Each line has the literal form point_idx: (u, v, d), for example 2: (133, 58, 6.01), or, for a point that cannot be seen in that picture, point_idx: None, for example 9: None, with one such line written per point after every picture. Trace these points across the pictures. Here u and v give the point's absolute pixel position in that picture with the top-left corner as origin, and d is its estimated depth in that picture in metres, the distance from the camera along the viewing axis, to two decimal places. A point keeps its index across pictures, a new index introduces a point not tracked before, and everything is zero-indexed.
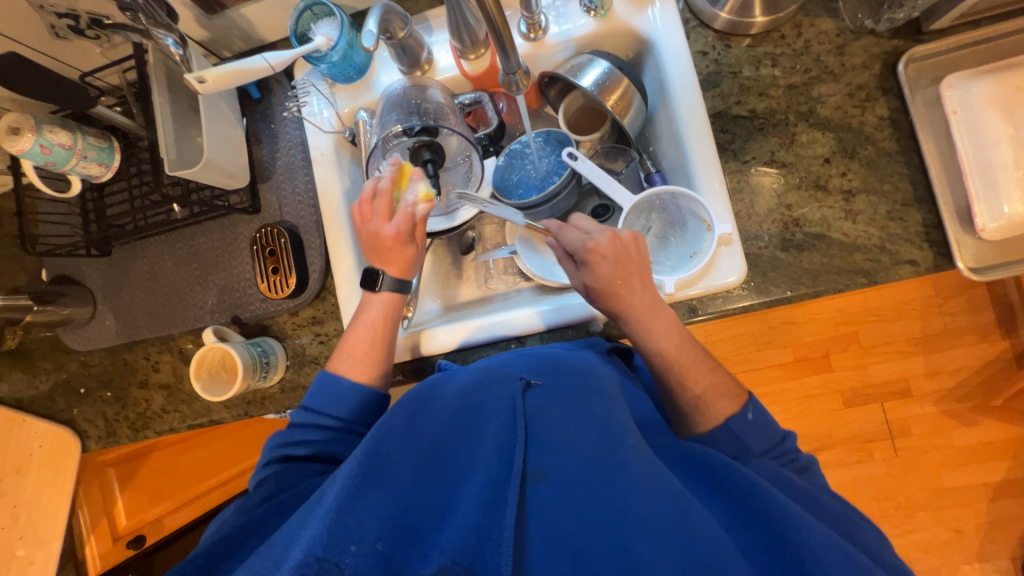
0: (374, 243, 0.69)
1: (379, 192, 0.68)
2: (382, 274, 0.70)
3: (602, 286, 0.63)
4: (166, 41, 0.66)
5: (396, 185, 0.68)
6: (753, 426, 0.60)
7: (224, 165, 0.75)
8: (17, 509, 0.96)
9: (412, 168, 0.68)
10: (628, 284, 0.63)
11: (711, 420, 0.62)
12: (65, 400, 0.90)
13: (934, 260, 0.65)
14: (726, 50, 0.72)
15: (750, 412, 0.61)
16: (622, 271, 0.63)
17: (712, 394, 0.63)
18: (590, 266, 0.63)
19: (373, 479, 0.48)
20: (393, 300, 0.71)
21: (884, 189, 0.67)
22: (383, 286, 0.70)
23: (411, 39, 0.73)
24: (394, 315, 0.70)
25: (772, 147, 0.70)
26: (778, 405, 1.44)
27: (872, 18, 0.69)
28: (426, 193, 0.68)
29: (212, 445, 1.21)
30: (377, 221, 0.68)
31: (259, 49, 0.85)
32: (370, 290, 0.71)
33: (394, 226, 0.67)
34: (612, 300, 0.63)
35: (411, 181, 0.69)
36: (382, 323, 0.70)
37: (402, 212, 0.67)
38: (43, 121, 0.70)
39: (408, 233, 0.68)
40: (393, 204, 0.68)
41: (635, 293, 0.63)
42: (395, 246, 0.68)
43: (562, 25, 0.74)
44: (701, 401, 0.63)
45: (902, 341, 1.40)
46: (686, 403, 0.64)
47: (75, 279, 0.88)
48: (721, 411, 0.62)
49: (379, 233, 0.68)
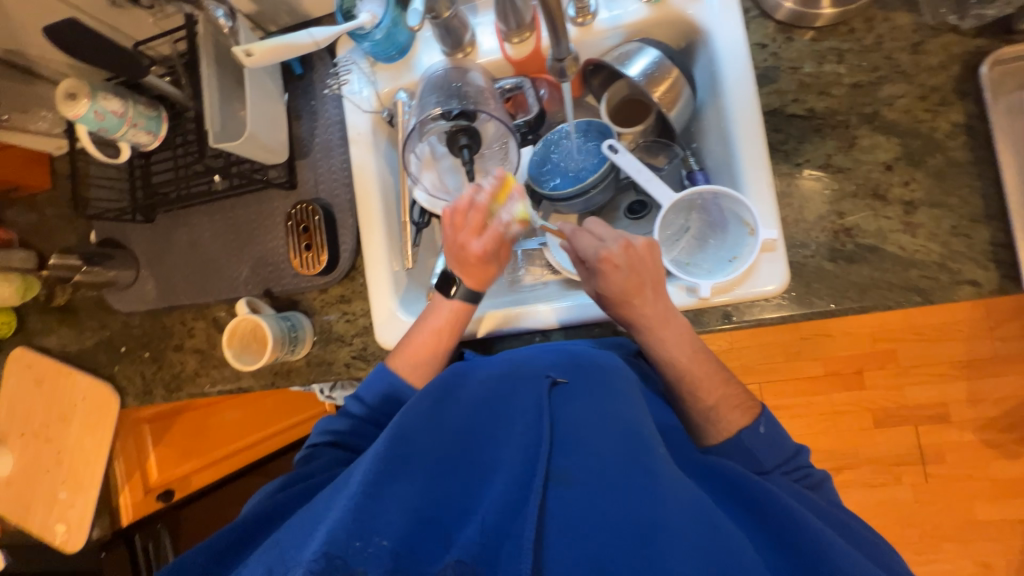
0: (459, 255, 0.69)
1: (477, 204, 0.68)
2: (459, 284, 0.70)
3: (615, 295, 0.63)
4: (216, 13, 0.67)
5: (494, 199, 0.69)
6: (765, 440, 0.58)
7: (265, 139, 0.76)
8: (61, 455, 1.04)
9: (514, 186, 0.69)
10: (642, 295, 0.62)
11: (722, 432, 0.60)
12: (107, 357, 0.95)
13: (999, 282, 0.60)
14: (787, 43, 0.68)
15: (762, 426, 0.58)
16: (635, 282, 0.62)
17: (724, 407, 0.61)
18: (601, 275, 0.63)
19: (398, 467, 0.48)
20: (465, 308, 0.70)
21: (950, 202, 0.62)
22: (457, 293, 0.70)
23: (456, 19, 0.72)
24: (460, 323, 0.70)
25: (828, 150, 0.65)
26: (804, 420, 1.39)
27: (955, 15, 0.63)
28: (523, 216, 0.70)
29: (240, 408, 1.30)
30: (467, 234, 0.69)
31: (304, 24, 0.85)
32: (443, 295, 0.70)
33: (484, 242, 0.69)
34: (624, 309, 0.63)
35: (508, 199, 0.70)
36: (448, 330, 0.70)
37: (493, 230, 0.69)
38: (98, 88, 0.72)
39: (495, 251, 0.70)
40: (487, 220, 0.69)
41: (648, 304, 0.62)
42: (482, 262, 0.69)
43: (612, 10, 0.72)
44: (714, 412, 0.61)
45: (946, 363, 1.32)
46: (697, 415, 0.62)
47: (120, 243, 0.92)
48: (732, 423, 0.60)
49: (467, 247, 0.69)
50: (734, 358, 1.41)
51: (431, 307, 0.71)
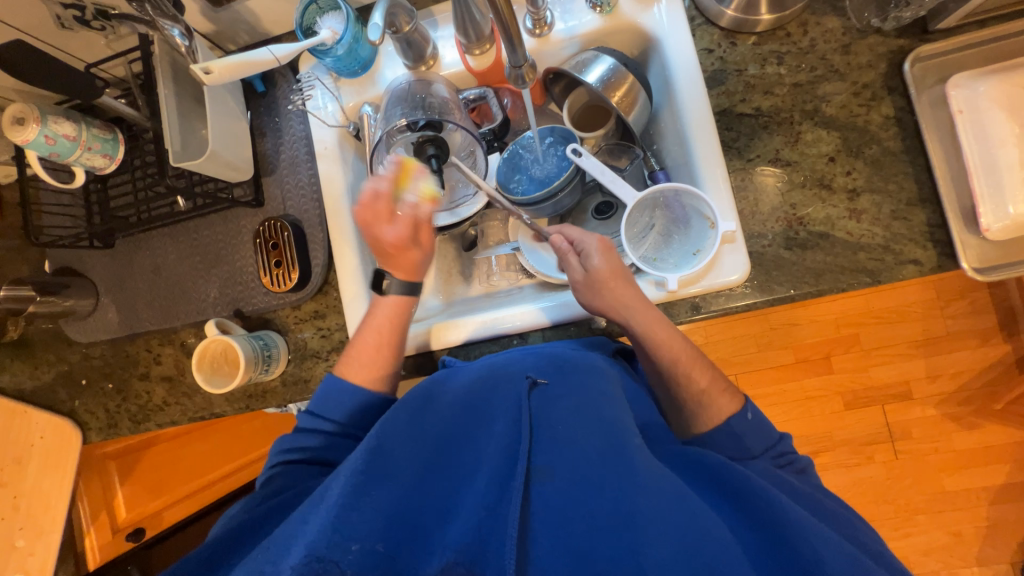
0: (377, 246, 0.69)
1: (378, 194, 0.66)
2: (389, 278, 0.70)
3: (598, 276, 0.66)
4: (172, 32, 0.65)
5: (397, 184, 0.66)
6: (752, 426, 0.60)
7: (230, 157, 0.75)
8: (18, 500, 0.96)
9: (414, 165, 0.66)
10: (621, 279, 0.65)
11: (714, 417, 0.61)
12: (67, 392, 0.90)
13: (938, 260, 0.65)
14: (732, 47, 0.72)
15: (749, 412, 0.61)
16: (619, 266, 0.66)
17: (714, 390, 0.63)
18: (589, 256, 0.68)
19: (377, 476, 0.48)
20: (403, 301, 0.71)
21: (889, 188, 0.67)
22: (390, 288, 0.71)
23: (416, 33, 0.73)
24: (401, 319, 0.71)
25: (776, 145, 0.70)
26: (778, 406, 1.44)
27: (879, 17, 0.68)
28: (430, 192, 0.68)
29: (209, 439, 1.22)
30: (378, 226, 0.67)
31: (264, 42, 0.85)
32: (378, 294, 0.71)
33: (397, 230, 0.68)
34: (599, 291, 0.65)
35: (413, 179, 0.67)
36: (389, 328, 0.70)
37: (405, 216, 0.68)
38: (49, 112, 0.70)
39: (411, 237, 0.69)
40: (393, 207, 0.67)
41: (624, 290, 0.65)
42: (400, 248, 0.69)
43: (568, 21, 0.74)
44: (704, 397, 0.62)
45: (904, 343, 1.40)
46: (690, 398, 0.63)
47: (78, 271, 0.88)
48: (722, 408, 0.61)
49: (382, 238, 0.68)
50: (709, 351, 1.46)
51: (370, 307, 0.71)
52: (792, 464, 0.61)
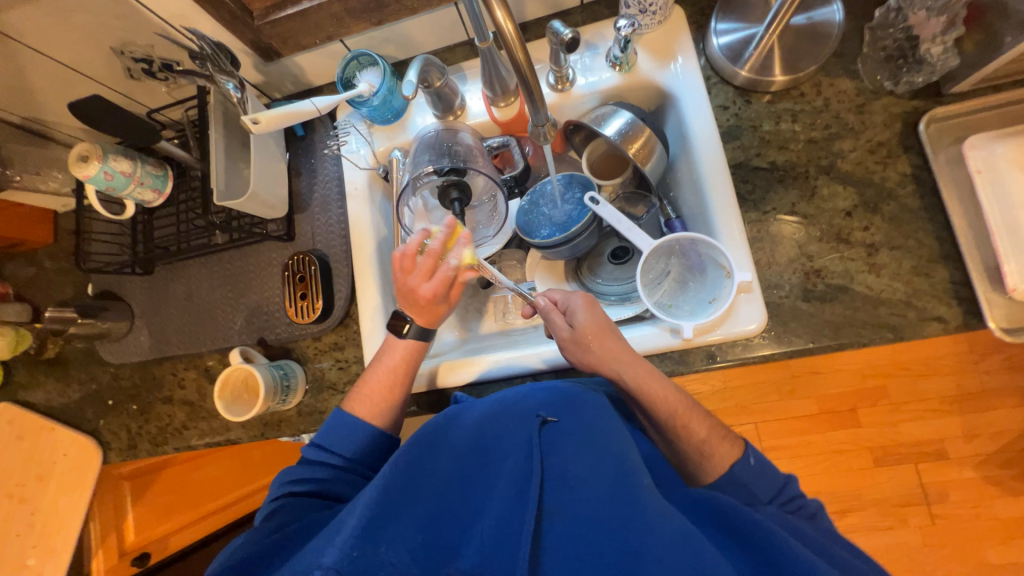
0: (408, 296, 0.70)
1: (427, 252, 0.67)
2: (411, 322, 0.72)
3: (583, 332, 0.66)
4: (227, 86, 0.71)
5: (444, 246, 0.67)
6: (756, 472, 0.58)
7: (267, 196, 0.80)
8: (34, 517, 0.97)
9: (462, 231, 0.66)
10: (608, 332, 0.66)
11: (717, 469, 0.59)
12: (93, 411, 0.94)
13: (963, 318, 0.64)
14: (746, 105, 0.75)
15: (752, 457, 0.59)
16: (604, 321, 0.67)
17: (714, 439, 0.61)
18: (573, 312, 0.68)
19: (391, 510, 0.48)
20: (416, 345, 0.72)
21: (909, 244, 0.66)
22: (410, 332, 0.72)
23: (446, 88, 0.79)
24: (416, 364, 0.72)
25: (792, 199, 0.71)
26: (802, 458, 1.38)
27: (891, 81, 0.70)
28: (470, 260, 0.67)
29: (218, 463, 1.26)
30: (417, 277, 0.69)
31: (307, 92, 0.92)
32: (399, 338, 0.72)
33: (433, 285, 0.68)
34: (582, 348, 0.66)
35: (457, 244, 0.67)
36: (403, 368, 0.71)
37: (442, 274, 0.68)
38: (110, 150, 0.77)
39: (443, 293, 0.70)
40: (436, 263, 0.68)
41: (611, 346, 0.65)
42: (430, 303, 0.70)
43: (588, 78, 0.79)
44: (706, 447, 0.60)
45: (936, 399, 1.33)
46: (690, 449, 0.61)
47: (117, 295, 0.93)
48: (723, 457, 0.60)
49: (416, 289, 0.69)
50: (727, 397, 1.42)
51: (384, 346, 0.73)
52: (811, 515, 0.58)
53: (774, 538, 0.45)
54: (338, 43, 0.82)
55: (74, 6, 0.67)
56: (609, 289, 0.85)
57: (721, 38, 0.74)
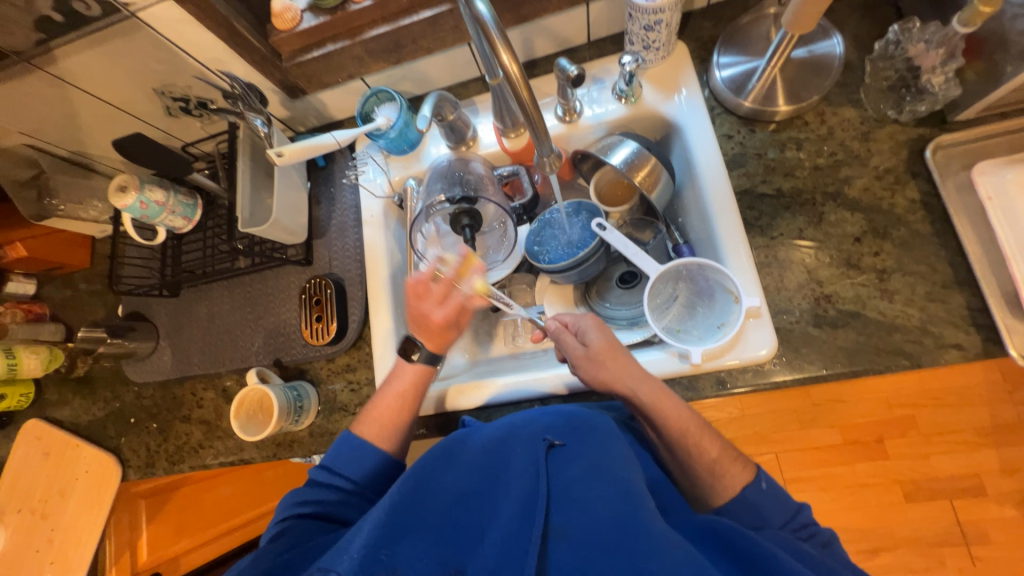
0: (420, 321, 0.73)
1: (441, 278, 0.71)
2: (421, 346, 0.73)
3: (596, 351, 0.66)
4: (255, 122, 0.77)
5: (458, 273, 0.71)
6: (769, 496, 0.57)
7: (288, 223, 0.85)
8: (53, 533, 0.99)
9: (477, 261, 0.71)
10: (619, 351, 0.66)
11: (728, 489, 0.58)
12: (116, 429, 0.97)
13: (982, 346, 0.62)
14: (750, 134, 0.76)
15: (765, 482, 0.58)
16: (615, 341, 0.68)
17: (726, 459, 0.60)
18: (585, 332, 0.70)
19: (397, 531, 0.49)
20: (424, 371, 0.73)
21: (921, 270, 0.66)
22: (420, 356, 0.73)
23: (459, 120, 0.83)
24: (423, 387, 0.73)
25: (800, 225, 0.71)
26: (827, 492, 1.32)
27: (895, 109, 0.71)
28: (482, 289, 0.72)
29: (234, 484, 1.28)
30: (430, 303, 0.72)
31: (329, 125, 0.98)
32: (409, 361, 0.73)
33: (445, 312, 0.72)
34: (594, 365, 0.65)
35: (472, 272, 0.72)
36: (412, 392, 0.72)
37: (455, 301, 0.72)
38: (146, 181, 0.83)
39: (455, 319, 0.73)
40: (450, 291, 0.72)
41: (623, 363, 0.65)
42: (442, 329, 0.72)
43: (595, 109, 0.82)
44: (717, 467, 0.59)
45: (969, 431, 1.27)
46: (701, 469, 0.60)
47: (144, 316, 0.98)
48: (734, 479, 0.58)
49: (428, 314, 0.72)
50: (745, 425, 1.38)
51: (404, 374, 0.74)
52: (823, 544, 0.55)
53: (781, 564, 0.45)
54: (358, 81, 0.87)
55: (121, 52, 0.74)
56: (617, 313, 0.86)
57: (724, 71, 0.76)
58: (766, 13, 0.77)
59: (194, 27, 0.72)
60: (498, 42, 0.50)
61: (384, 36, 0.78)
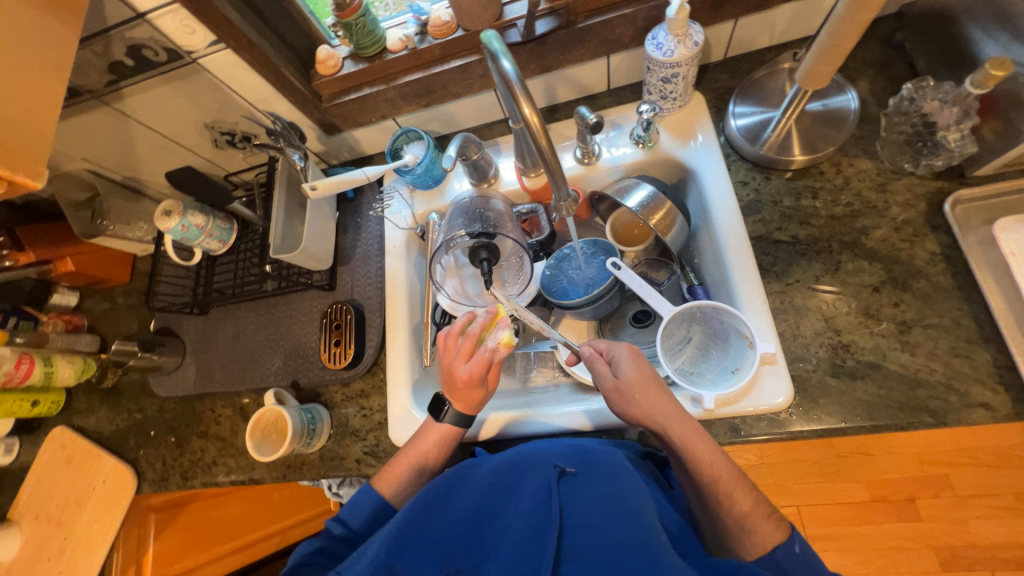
0: (448, 380, 0.71)
1: (467, 333, 0.70)
2: (449, 406, 0.72)
3: (628, 383, 0.65)
4: (294, 156, 0.82)
5: (484, 329, 0.71)
6: (801, 561, 0.55)
7: (316, 251, 0.89)
8: (66, 542, 1.00)
9: (501, 316, 0.72)
10: (652, 385, 0.64)
11: (757, 547, 0.56)
12: (136, 440, 1.00)
13: (1013, 406, 0.60)
14: (766, 181, 0.78)
15: (797, 545, 0.55)
16: (649, 373, 0.66)
17: (758, 516, 0.57)
18: (618, 363, 0.68)
19: (407, 545, 0.53)
20: (453, 430, 0.72)
21: (944, 323, 0.65)
22: (448, 416, 0.72)
23: (482, 160, 0.87)
24: (447, 440, 0.72)
25: (816, 272, 0.71)
26: (854, 553, 1.24)
27: (911, 162, 0.72)
28: (509, 340, 0.70)
29: (242, 501, 1.32)
30: (456, 359, 0.70)
31: (360, 159, 1.04)
32: (433, 417, 0.72)
33: (471, 367, 0.69)
34: (625, 401, 0.65)
35: (496, 327, 0.72)
36: (432, 446, 0.72)
37: (479, 356, 0.69)
38: (189, 207, 0.88)
39: (482, 376, 0.70)
40: (475, 347, 0.70)
41: (657, 398, 0.64)
42: (468, 385, 0.69)
43: (612, 153, 0.85)
44: (748, 522, 0.57)
45: (1010, 495, 1.18)
46: (731, 522, 0.58)
47: (174, 332, 1.02)
48: (766, 538, 0.56)
49: (454, 370, 0.69)
50: (764, 474, 1.31)
51: (423, 427, 0.74)
52: None
53: None
54: (390, 120, 0.93)
55: (181, 92, 0.81)
56: None
57: (739, 120, 0.79)
58: (781, 67, 0.80)
59: (246, 72, 0.79)
60: (519, 93, 0.53)
61: (418, 81, 0.84)
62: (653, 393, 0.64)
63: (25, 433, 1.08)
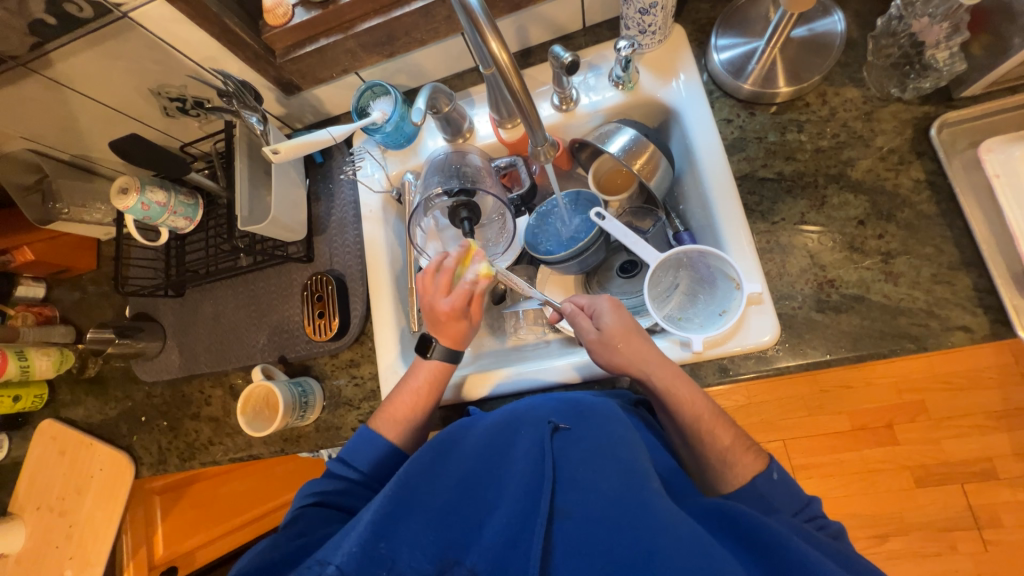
0: (431, 315, 0.73)
1: (443, 268, 0.72)
2: (435, 342, 0.73)
3: (610, 335, 0.65)
4: (251, 119, 0.77)
5: (460, 263, 0.73)
6: (780, 487, 0.56)
7: (287, 221, 0.84)
8: (71, 530, 1.01)
9: (476, 249, 0.75)
10: (634, 334, 0.65)
11: (738, 479, 0.57)
12: (128, 427, 0.99)
13: (990, 327, 0.61)
14: (750, 117, 0.75)
15: (775, 472, 0.57)
16: (630, 323, 0.66)
17: (738, 448, 0.59)
18: (600, 315, 0.68)
19: (405, 509, 0.51)
20: (442, 370, 0.73)
21: (927, 252, 0.65)
22: (434, 354, 0.72)
23: (454, 112, 0.82)
24: (439, 383, 0.73)
25: (802, 209, 0.70)
26: (836, 478, 1.31)
27: (898, 87, 0.70)
28: (488, 270, 0.73)
29: (246, 479, 1.33)
30: (436, 294, 0.72)
31: (326, 121, 0.98)
32: (422, 355, 0.73)
33: (451, 300, 0.71)
34: (609, 351, 0.65)
35: (472, 261, 0.74)
36: (426, 390, 0.72)
37: (461, 289, 0.72)
38: (148, 182, 0.83)
39: (463, 308, 0.72)
40: (453, 281, 0.72)
41: (639, 346, 0.64)
42: (452, 318, 0.72)
43: (592, 97, 0.81)
44: (729, 455, 0.59)
45: (979, 415, 1.25)
46: (713, 456, 0.59)
47: (151, 316, 0.99)
48: (746, 468, 0.58)
49: (436, 305, 0.72)
50: (753, 413, 1.36)
51: (413, 370, 0.74)
52: (833, 536, 0.56)
53: (795, 549, 0.45)
54: (353, 75, 0.87)
55: (117, 54, 0.74)
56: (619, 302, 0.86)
57: (722, 54, 0.75)
58: None
59: (186, 26, 0.72)
60: (485, 28, 0.49)
61: (378, 28, 0.77)
62: (636, 340, 0.65)
63: (12, 428, 1.06)
